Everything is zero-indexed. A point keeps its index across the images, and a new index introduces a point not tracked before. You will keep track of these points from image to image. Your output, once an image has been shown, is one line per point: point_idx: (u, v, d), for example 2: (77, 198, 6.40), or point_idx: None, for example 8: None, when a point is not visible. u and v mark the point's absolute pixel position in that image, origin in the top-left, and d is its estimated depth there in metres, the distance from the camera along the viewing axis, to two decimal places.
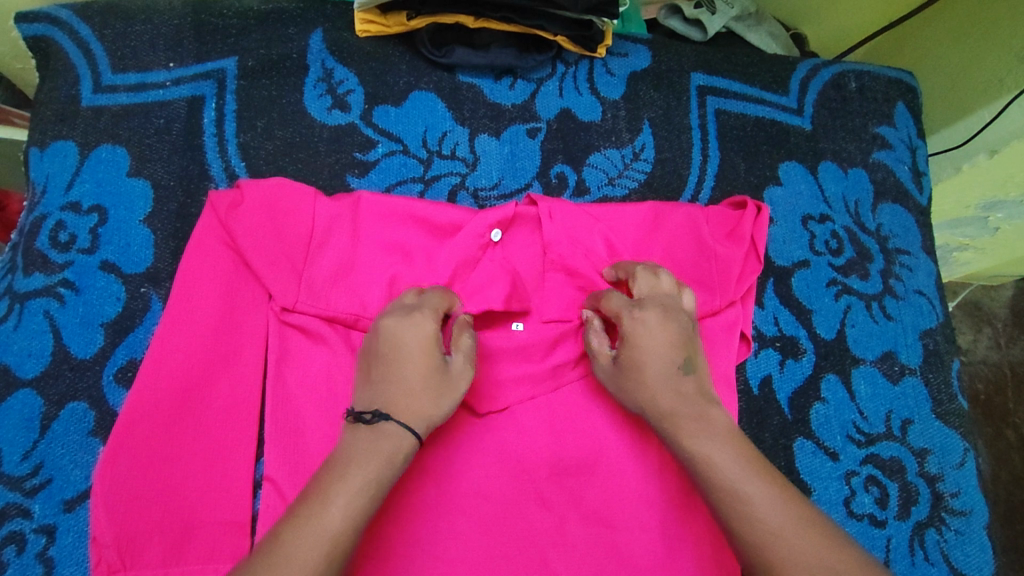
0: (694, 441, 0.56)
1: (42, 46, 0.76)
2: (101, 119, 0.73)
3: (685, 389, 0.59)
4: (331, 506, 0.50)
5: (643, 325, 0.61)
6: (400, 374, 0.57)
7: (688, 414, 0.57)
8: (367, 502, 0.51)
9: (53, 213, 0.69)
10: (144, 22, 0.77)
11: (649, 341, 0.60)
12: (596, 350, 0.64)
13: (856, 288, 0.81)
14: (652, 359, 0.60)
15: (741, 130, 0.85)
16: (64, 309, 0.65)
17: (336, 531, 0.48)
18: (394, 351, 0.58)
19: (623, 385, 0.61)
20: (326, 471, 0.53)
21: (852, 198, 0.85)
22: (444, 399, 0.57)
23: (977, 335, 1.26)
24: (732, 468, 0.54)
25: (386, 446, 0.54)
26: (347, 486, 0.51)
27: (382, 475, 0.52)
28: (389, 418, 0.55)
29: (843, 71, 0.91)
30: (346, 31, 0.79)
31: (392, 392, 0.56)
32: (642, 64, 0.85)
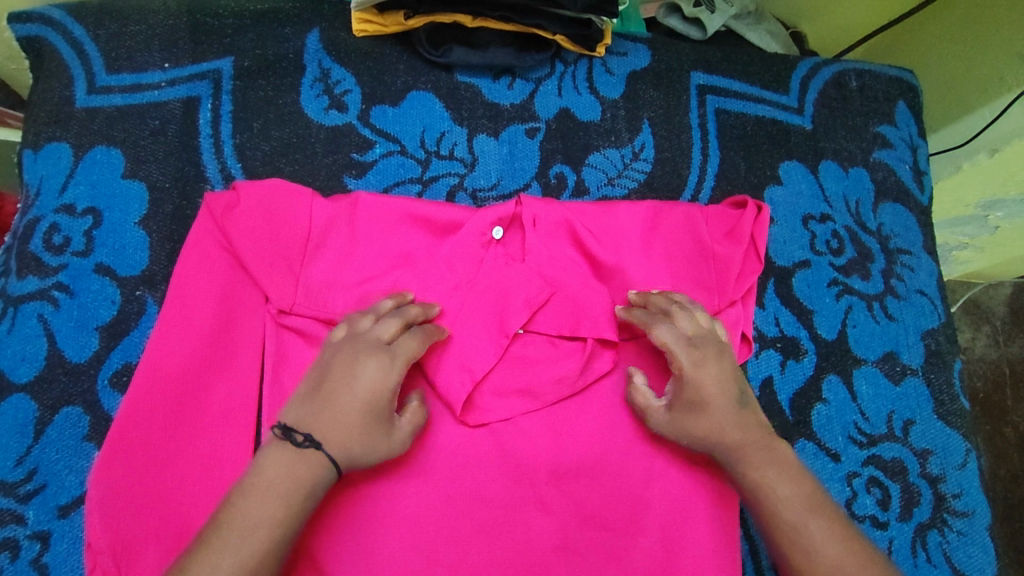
0: (760, 472, 0.59)
1: (37, 47, 0.75)
2: (96, 120, 0.72)
3: (750, 423, 0.61)
4: (250, 539, 0.50)
5: (698, 366, 0.62)
6: (343, 409, 0.56)
7: (756, 450, 0.59)
8: (285, 531, 0.52)
9: (47, 216, 0.68)
10: (139, 22, 0.76)
11: (706, 383, 0.61)
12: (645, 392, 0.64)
13: (857, 288, 0.80)
14: (716, 397, 0.61)
15: (742, 129, 0.84)
16: (58, 312, 0.65)
17: (251, 563, 0.50)
18: (348, 385, 0.57)
19: (681, 427, 0.61)
20: (240, 492, 0.52)
21: (853, 197, 0.84)
22: (375, 455, 0.57)
23: (976, 334, 1.26)
24: (789, 501, 0.57)
25: (306, 476, 0.53)
26: (268, 514, 0.51)
27: (303, 504, 0.53)
28: (318, 449, 0.54)
29: (843, 70, 0.90)
30: (344, 31, 0.78)
31: (328, 424, 0.55)
32: (642, 63, 0.84)
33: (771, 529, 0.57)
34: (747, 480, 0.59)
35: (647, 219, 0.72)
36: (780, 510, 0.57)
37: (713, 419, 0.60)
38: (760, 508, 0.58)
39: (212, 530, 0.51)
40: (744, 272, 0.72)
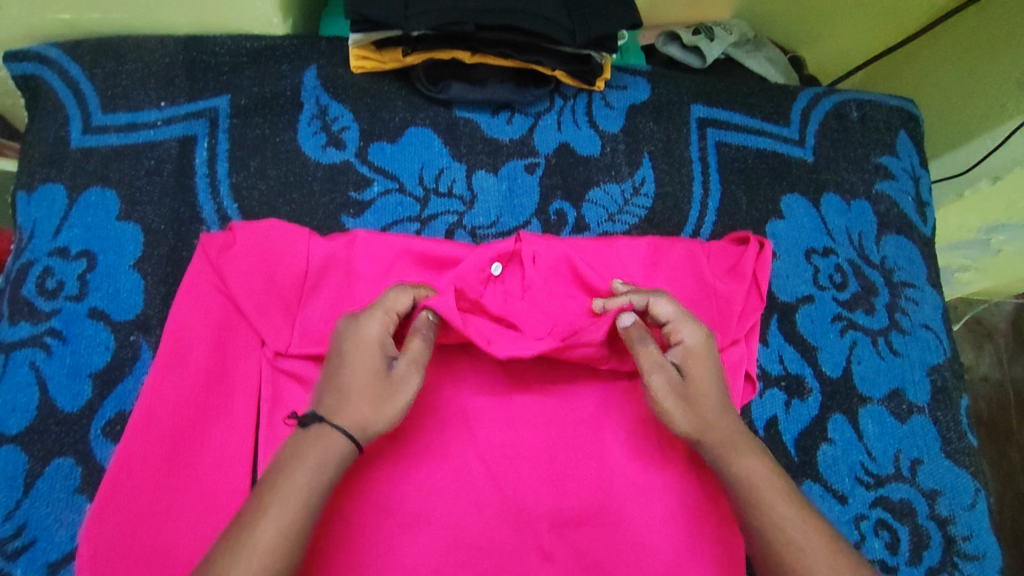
0: (753, 461, 0.59)
1: (32, 86, 0.73)
2: (91, 161, 0.71)
3: (730, 414, 0.62)
4: (271, 518, 0.50)
5: (704, 343, 0.63)
6: (339, 378, 0.56)
7: (740, 440, 0.60)
8: (303, 510, 0.51)
9: (41, 259, 0.67)
10: (135, 60, 0.74)
11: (710, 359, 0.63)
12: (660, 360, 0.61)
13: (862, 323, 0.79)
14: (713, 377, 0.63)
15: (743, 162, 0.84)
16: (51, 359, 0.64)
17: (273, 552, 0.48)
18: (340, 353, 0.57)
19: (680, 399, 0.60)
20: (267, 480, 0.52)
21: (855, 230, 0.83)
22: (384, 409, 0.56)
23: (979, 352, 1.24)
24: (779, 492, 0.58)
25: (318, 450, 0.53)
26: (281, 500, 0.51)
27: (317, 483, 0.52)
28: (323, 423, 0.55)
29: (844, 100, 0.89)
30: (342, 68, 0.77)
31: (330, 399, 0.56)
32: (641, 96, 0.84)
33: (756, 523, 0.57)
34: (741, 468, 0.59)
35: (647, 256, 0.71)
36: (770, 503, 0.57)
37: (705, 399, 0.61)
38: (739, 501, 0.58)
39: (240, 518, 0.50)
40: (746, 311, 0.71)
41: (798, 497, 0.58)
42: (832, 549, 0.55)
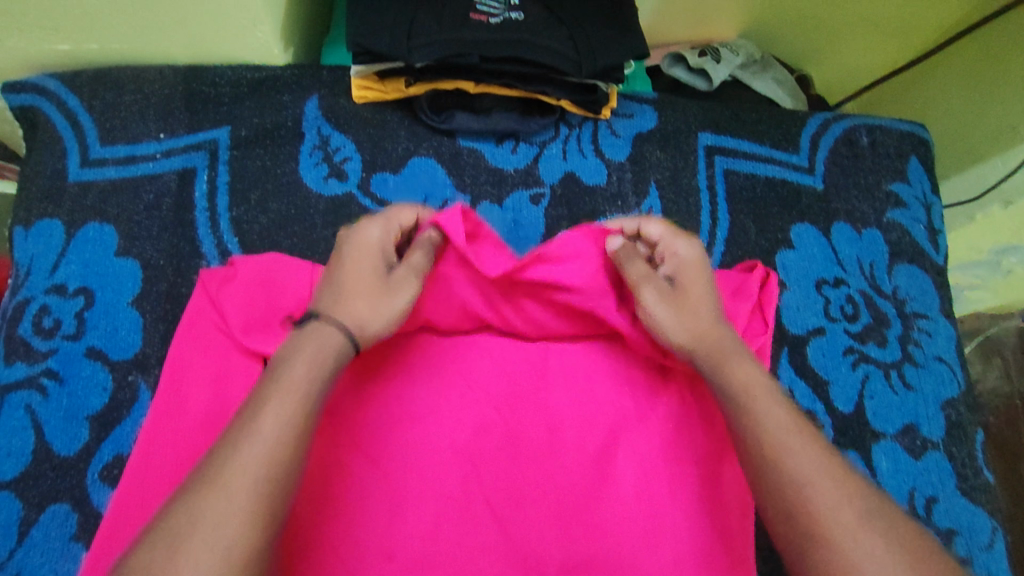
0: (747, 372, 0.56)
1: (30, 117, 0.72)
2: (88, 196, 0.70)
3: (726, 329, 0.60)
4: (268, 411, 0.46)
5: (694, 258, 0.63)
6: (338, 279, 0.55)
7: (732, 346, 0.58)
8: (302, 406, 0.47)
9: (38, 297, 0.66)
10: (134, 91, 0.73)
11: (700, 271, 0.62)
12: (645, 272, 0.61)
13: (874, 356, 0.78)
14: (706, 289, 0.61)
15: (751, 190, 0.82)
16: (47, 402, 0.62)
17: (274, 439, 0.45)
18: (341, 254, 0.57)
19: (669, 301, 0.60)
20: (267, 378, 0.49)
21: (867, 259, 0.82)
22: (382, 310, 0.55)
23: (987, 367, 1.14)
24: (777, 408, 0.53)
25: (315, 342, 0.51)
26: (282, 390, 0.47)
27: (314, 373, 0.49)
28: (320, 320, 0.53)
29: (854, 125, 0.87)
30: (343, 97, 0.76)
31: (328, 296, 0.55)
32: (648, 124, 0.82)
33: (745, 432, 0.53)
34: (733, 377, 0.56)
35: None
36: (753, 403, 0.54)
37: (698, 306, 0.60)
38: (730, 409, 0.55)
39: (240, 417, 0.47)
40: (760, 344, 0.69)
41: (797, 411, 0.54)
42: (827, 457, 0.50)
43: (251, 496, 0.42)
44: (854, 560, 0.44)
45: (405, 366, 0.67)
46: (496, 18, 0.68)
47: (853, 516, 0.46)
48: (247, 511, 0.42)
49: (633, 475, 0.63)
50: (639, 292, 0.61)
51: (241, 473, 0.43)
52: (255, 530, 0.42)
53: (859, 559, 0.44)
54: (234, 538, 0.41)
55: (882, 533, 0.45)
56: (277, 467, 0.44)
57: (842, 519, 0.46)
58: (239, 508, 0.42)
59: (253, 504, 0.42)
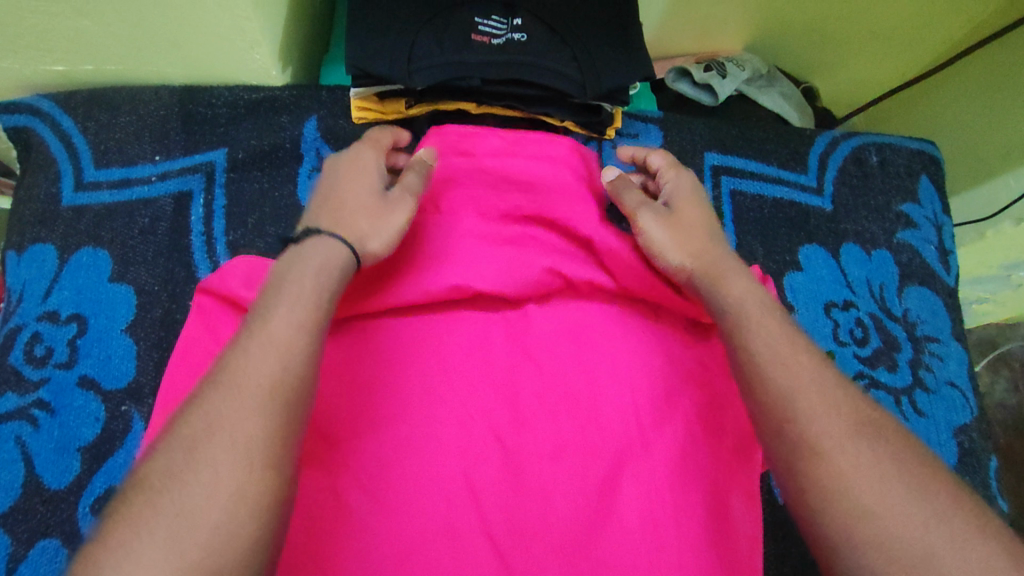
0: (742, 288, 0.57)
1: (24, 138, 0.71)
2: (82, 220, 0.69)
3: (724, 249, 0.61)
4: (278, 316, 0.46)
5: (690, 189, 0.64)
6: (334, 199, 0.55)
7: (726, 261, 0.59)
8: (313, 311, 0.48)
9: (29, 324, 0.65)
10: (129, 112, 0.71)
11: (697, 199, 0.63)
12: (643, 199, 0.63)
13: (884, 381, 0.76)
14: (703, 215, 0.62)
15: (759, 211, 0.81)
16: (38, 434, 0.61)
17: (288, 342, 0.45)
18: (333, 174, 0.57)
19: (665, 222, 0.61)
20: (272, 285, 0.49)
21: (876, 282, 0.80)
22: (382, 223, 0.54)
23: (994, 377, 1.13)
24: (770, 325, 0.53)
25: (315, 255, 0.50)
26: (291, 295, 0.48)
27: (321, 279, 0.50)
28: (319, 235, 0.52)
29: (863, 143, 0.86)
30: (343, 118, 0.75)
31: (325, 213, 0.54)
32: (653, 144, 0.81)
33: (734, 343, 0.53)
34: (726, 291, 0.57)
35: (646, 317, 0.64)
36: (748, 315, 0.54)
37: (693, 227, 0.61)
38: (722, 321, 0.56)
39: (250, 324, 0.47)
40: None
41: (790, 324, 0.54)
42: (815, 368, 0.50)
43: (264, 394, 0.43)
44: (837, 470, 0.44)
45: (389, 388, 0.58)
46: (498, 40, 0.67)
47: (835, 429, 0.46)
48: (263, 411, 0.42)
49: (636, 509, 0.55)
50: (638, 216, 0.62)
51: (254, 375, 0.43)
52: (274, 431, 0.42)
53: (839, 467, 0.44)
54: (252, 439, 0.41)
55: (876, 463, 0.44)
56: (293, 369, 0.44)
57: (826, 433, 0.46)
58: (254, 410, 0.42)
59: (268, 404, 0.42)
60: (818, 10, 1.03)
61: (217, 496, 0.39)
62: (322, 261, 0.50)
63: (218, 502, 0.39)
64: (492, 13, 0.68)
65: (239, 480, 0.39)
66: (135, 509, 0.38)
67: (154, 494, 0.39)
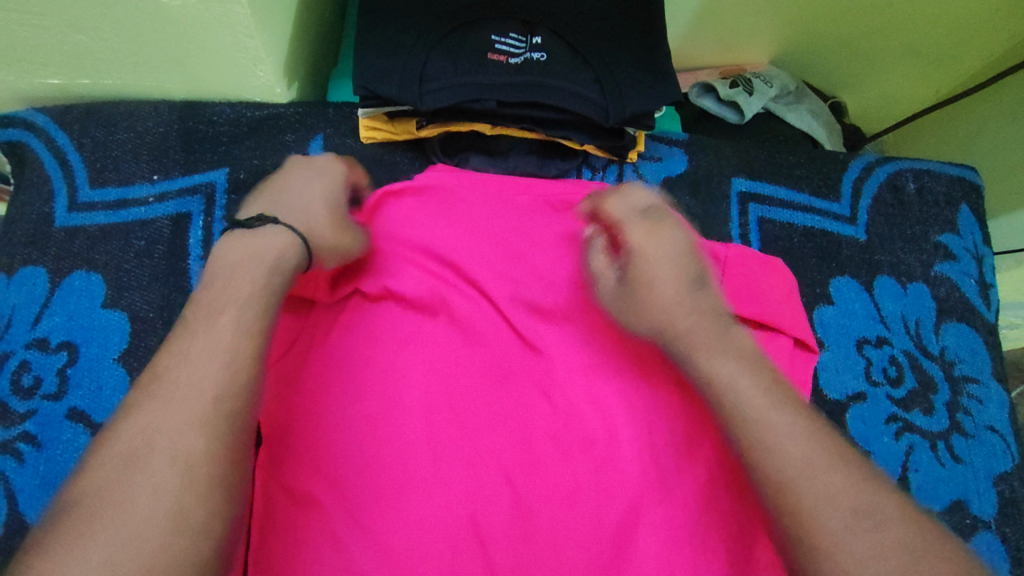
0: (715, 363, 0.48)
1: (19, 153, 0.68)
2: (75, 241, 0.66)
3: (700, 302, 0.51)
4: (221, 317, 0.45)
5: (647, 234, 0.54)
6: (299, 196, 0.54)
7: (716, 340, 0.49)
8: (257, 313, 0.46)
9: (17, 352, 0.62)
10: (127, 129, 0.68)
11: (657, 250, 0.53)
12: (603, 268, 0.56)
13: (919, 425, 0.72)
14: (665, 268, 0.52)
15: (788, 241, 0.76)
16: (23, 469, 0.58)
17: (229, 349, 0.43)
18: (297, 178, 0.56)
19: (631, 313, 0.52)
20: (208, 286, 0.47)
21: (912, 317, 0.76)
22: (344, 236, 0.54)
23: None
24: (749, 394, 0.46)
25: (269, 250, 0.49)
26: (236, 298, 0.46)
27: (270, 280, 0.48)
28: (276, 224, 0.50)
29: (900, 169, 0.81)
30: (350, 137, 0.72)
31: (284, 208, 0.53)
32: (677, 168, 0.77)
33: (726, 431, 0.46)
34: (699, 368, 0.49)
35: None
36: (739, 408, 0.46)
37: (667, 310, 0.51)
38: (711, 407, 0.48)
39: (183, 328, 0.45)
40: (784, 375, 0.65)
41: (779, 387, 0.47)
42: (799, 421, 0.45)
43: (199, 403, 0.41)
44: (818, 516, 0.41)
45: (386, 419, 0.51)
46: (515, 59, 0.64)
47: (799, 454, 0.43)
48: (205, 423, 0.40)
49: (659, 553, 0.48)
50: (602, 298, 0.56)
51: (191, 382, 0.41)
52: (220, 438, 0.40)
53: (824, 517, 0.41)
54: (194, 448, 0.39)
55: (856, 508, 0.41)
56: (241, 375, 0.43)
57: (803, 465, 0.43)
58: (191, 417, 0.40)
59: (212, 412, 0.41)
60: (851, 24, 0.98)
61: (157, 515, 0.37)
62: (274, 255, 0.49)
63: (152, 516, 0.37)
64: (510, 30, 0.64)
65: (181, 489, 0.38)
66: (70, 524, 0.36)
67: (88, 510, 0.37)
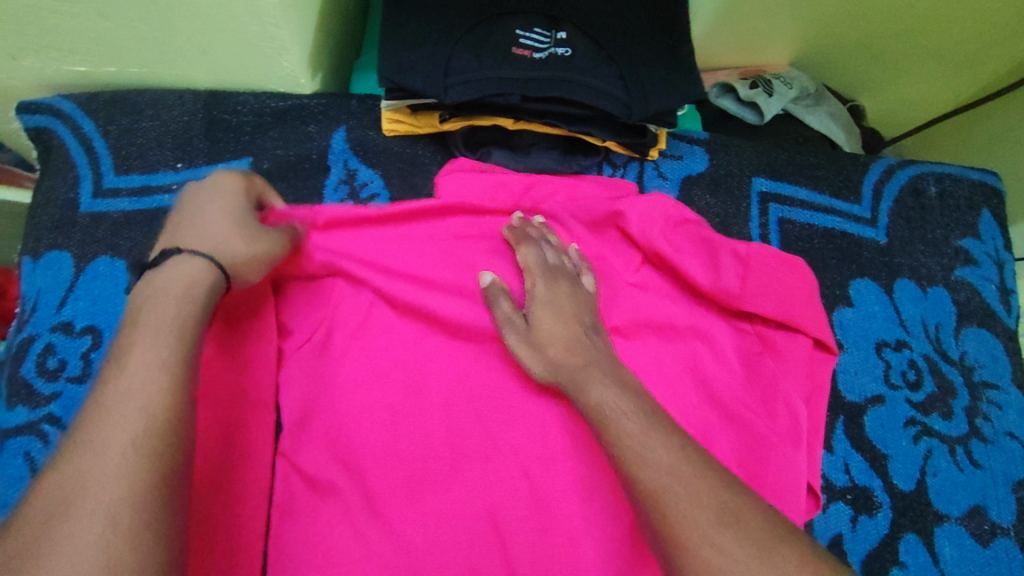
0: (600, 389, 0.55)
1: (45, 139, 0.69)
2: (100, 227, 0.67)
3: (589, 345, 0.60)
4: (140, 356, 0.43)
5: (550, 288, 0.63)
6: (199, 215, 0.53)
7: (601, 371, 0.57)
8: (177, 347, 0.45)
9: (42, 335, 0.62)
10: (152, 117, 0.69)
11: (558, 298, 0.62)
12: (507, 313, 0.61)
13: (938, 429, 0.71)
14: (564, 313, 0.61)
15: (807, 242, 0.76)
16: (47, 450, 0.58)
17: (150, 388, 0.42)
18: (195, 200, 0.54)
19: (540, 358, 0.59)
20: (129, 326, 0.46)
21: (932, 321, 0.75)
22: (259, 246, 0.54)
23: None
24: (628, 409, 0.52)
25: (182, 280, 0.48)
26: (154, 338, 0.45)
27: (188, 313, 0.47)
28: (180, 254, 0.49)
29: (921, 172, 0.81)
30: (373, 130, 0.72)
31: (186, 232, 0.52)
32: (698, 166, 0.77)
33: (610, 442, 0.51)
34: (585, 396, 0.55)
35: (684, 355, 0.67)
36: (624, 430, 0.50)
37: (568, 355, 0.58)
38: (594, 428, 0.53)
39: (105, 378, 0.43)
40: (800, 375, 0.67)
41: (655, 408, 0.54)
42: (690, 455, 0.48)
43: (124, 450, 0.39)
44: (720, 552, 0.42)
45: (412, 422, 0.61)
46: (540, 53, 0.64)
47: (666, 462, 0.47)
48: (129, 469, 0.39)
49: None
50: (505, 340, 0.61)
51: (113, 430, 0.40)
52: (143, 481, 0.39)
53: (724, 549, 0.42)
54: (119, 492, 0.38)
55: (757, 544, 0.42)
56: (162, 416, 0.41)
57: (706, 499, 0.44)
58: (116, 466, 0.39)
59: (132, 448, 0.39)
60: (872, 27, 0.98)
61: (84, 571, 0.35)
62: (186, 283, 0.49)
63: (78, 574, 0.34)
64: (535, 26, 0.65)
65: (112, 530, 0.36)
66: None
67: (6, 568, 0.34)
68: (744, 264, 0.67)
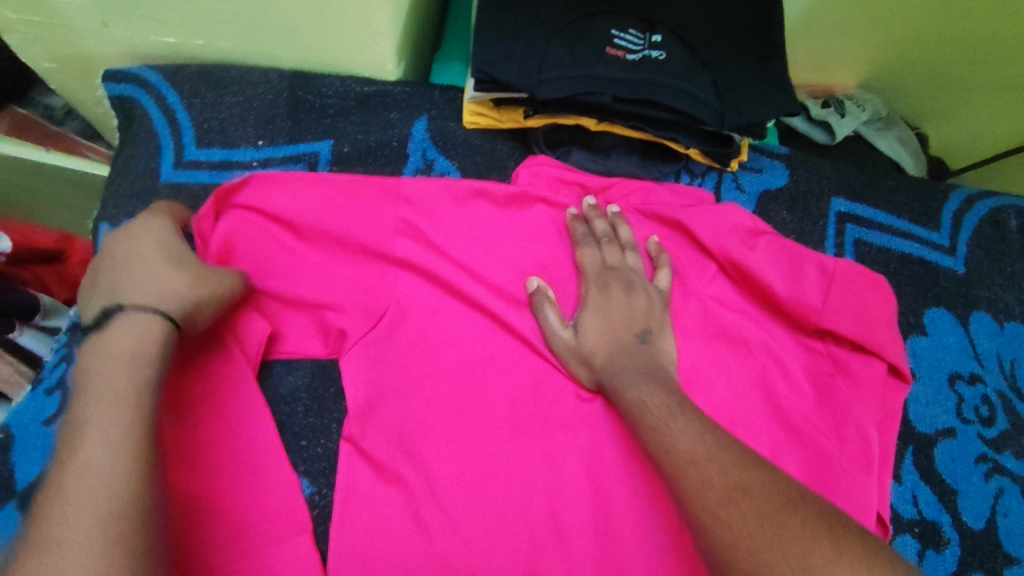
0: (642, 392, 0.55)
1: (127, 108, 0.69)
2: (179, 199, 0.67)
3: (637, 352, 0.59)
4: (93, 432, 0.44)
5: (601, 296, 0.62)
6: (127, 267, 0.54)
7: (644, 376, 0.56)
8: (132, 412, 0.46)
9: None
10: (237, 92, 0.69)
11: (609, 307, 0.62)
12: (554, 326, 0.61)
13: (1010, 468, 0.69)
14: (612, 323, 0.61)
15: (883, 266, 0.75)
16: None
17: (109, 461, 0.43)
18: (122, 249, 0.55)
19: (584, 366, 0.60)
20: (80, 401, 0.46)
21: (1008, 357, 0.73)
22: (205, 286, 0.54)
23: None
24: (669, 415, 0.53)
25: (133, 336, 0.50)
26: (108, 417, 0.45)
27: (143, 377, 0.48)
28: (124, 313, 0.51)
29: (1002, 205, 0.79)
30: (453, 121, 0.72)
31: (122, 286, 0.53)
32: (778, 182, 0.77)
33: (655, 444, 0.52)
34: (628, 401, 0.56)
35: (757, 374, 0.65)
36: (671, 440, 0.51)
37: (612, 363, 0.59)
38: (637, 431, 0.54)
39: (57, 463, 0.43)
40: (872, 401, 0.65)
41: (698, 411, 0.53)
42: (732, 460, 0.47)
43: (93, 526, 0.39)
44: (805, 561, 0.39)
45: (474, 417, 0.60)
46: (634, 55, 0.63)
47: (719, 478, 0.46)
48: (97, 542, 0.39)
49: None
50: (550, 346, 0.62)
51: (75, 511, 0.40)
52: (125, 557, 0.39)
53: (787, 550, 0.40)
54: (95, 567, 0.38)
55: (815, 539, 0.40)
56: (127, 483, 0.42)
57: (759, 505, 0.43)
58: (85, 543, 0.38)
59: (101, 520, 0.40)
60: (950, 54, 0.95)
61: None
62: (136, 339, 0.50)
63: None
64: (629, 27, 0.64)
65: None
66: None
67: None
68: (828, 280, 0.66)
